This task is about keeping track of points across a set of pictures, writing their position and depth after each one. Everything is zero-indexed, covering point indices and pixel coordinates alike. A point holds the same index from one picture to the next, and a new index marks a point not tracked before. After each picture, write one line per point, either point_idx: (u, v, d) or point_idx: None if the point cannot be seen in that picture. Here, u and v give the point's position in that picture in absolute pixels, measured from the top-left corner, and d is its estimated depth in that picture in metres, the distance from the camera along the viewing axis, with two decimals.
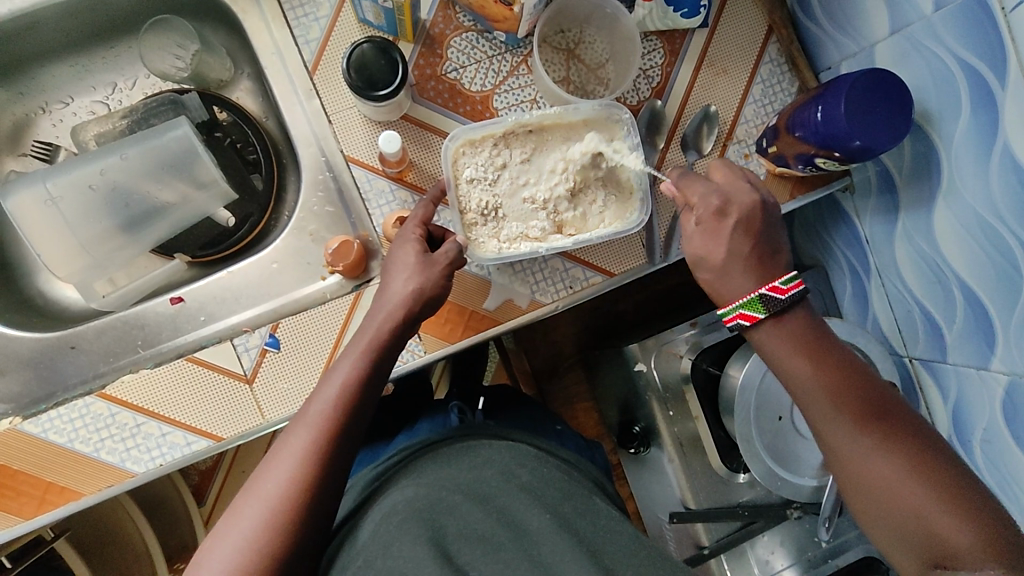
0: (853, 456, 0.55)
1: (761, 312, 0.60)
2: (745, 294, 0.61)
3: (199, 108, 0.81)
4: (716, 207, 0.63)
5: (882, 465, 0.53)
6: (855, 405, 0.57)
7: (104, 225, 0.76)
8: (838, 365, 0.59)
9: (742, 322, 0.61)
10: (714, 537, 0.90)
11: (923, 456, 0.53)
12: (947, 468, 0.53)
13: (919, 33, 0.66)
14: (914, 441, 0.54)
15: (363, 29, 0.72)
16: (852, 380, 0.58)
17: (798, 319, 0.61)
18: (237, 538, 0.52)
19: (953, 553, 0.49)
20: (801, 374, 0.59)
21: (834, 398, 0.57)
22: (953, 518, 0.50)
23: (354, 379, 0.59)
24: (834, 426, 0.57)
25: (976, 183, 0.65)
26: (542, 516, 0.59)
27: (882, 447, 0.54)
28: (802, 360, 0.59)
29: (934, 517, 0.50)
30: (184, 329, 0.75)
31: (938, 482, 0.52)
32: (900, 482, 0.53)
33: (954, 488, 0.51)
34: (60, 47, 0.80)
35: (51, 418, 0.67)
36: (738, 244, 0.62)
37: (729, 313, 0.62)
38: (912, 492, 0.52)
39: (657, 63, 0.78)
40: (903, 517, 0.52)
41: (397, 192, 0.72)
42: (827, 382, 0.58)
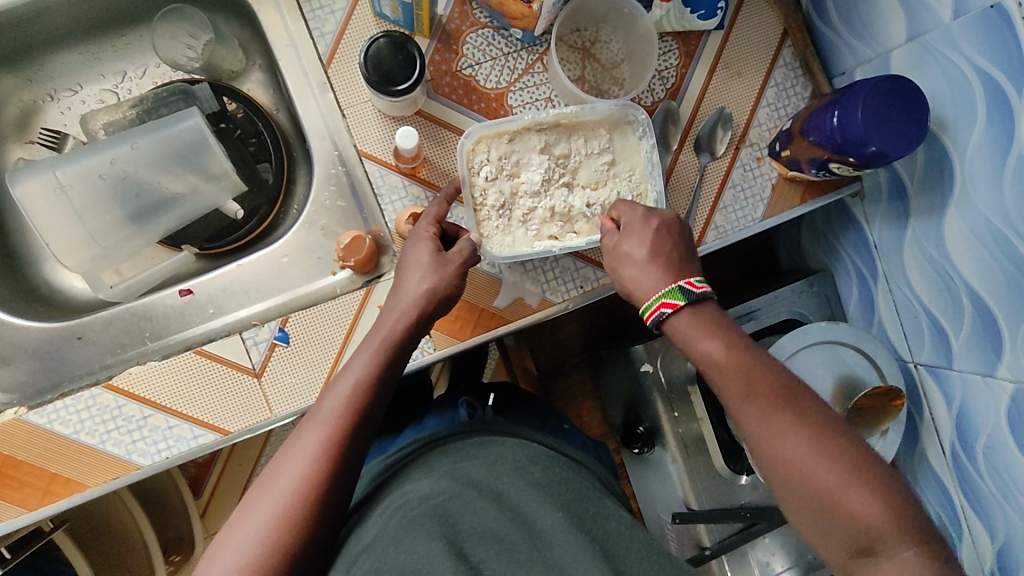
0: (771, 447, 0.54)
1: (680, 300, 0.59)
2: (660, 288, 0.60)
3: (210, 98, 0.81)
4: (641, 212, 0.64)
5: (799, 454, 0.53)
6: (766, 388, 0.55)
7: (111, 215, 0.75)
8: (749, 350, 0.58)
9: (662, 313, 0.59)
10: (715, 538, 0.90)
11: (835, 440, 0.53)
12: (852, 444, 0.53)
13: (936, 41, 0.66)
14: (823, 424, 0.54)
15: (379, 23, 0.71)
16: (764, 367, 0.57)
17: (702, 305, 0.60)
18: (249, 534, 0.51)
19: (871, 535, 0.50)
20: (716, 364, 0.57)
21: (748, 381, 0.56)
22: (866, 498, 0.51)
23: (368, 374, 0.59)
24: (750, 417, 0.55)
25: (989, 192, 0.65)
26: (554, 514, 0.59)
27: (798, 434, 0.53)
28: (717, 351, 0.57)
29: (850, 501, 0.51)
30: (192, 321, 0.75)
31: (849, 463, 0.52)
32: (813, 465, 0.52)
33: (864, 469, 0.52)
34: (70, 33, 0.79)
35: (57, 409, 0.67)
36: (659, 244, 0.63)
37: (650, 306, 0.60)
38: (825, 474, 0.52)
39: (673, 64, 0.78)
40: (820, 502, 0.52)
41: (409, 188, 0.72)
42: (741, 372, 0.56)
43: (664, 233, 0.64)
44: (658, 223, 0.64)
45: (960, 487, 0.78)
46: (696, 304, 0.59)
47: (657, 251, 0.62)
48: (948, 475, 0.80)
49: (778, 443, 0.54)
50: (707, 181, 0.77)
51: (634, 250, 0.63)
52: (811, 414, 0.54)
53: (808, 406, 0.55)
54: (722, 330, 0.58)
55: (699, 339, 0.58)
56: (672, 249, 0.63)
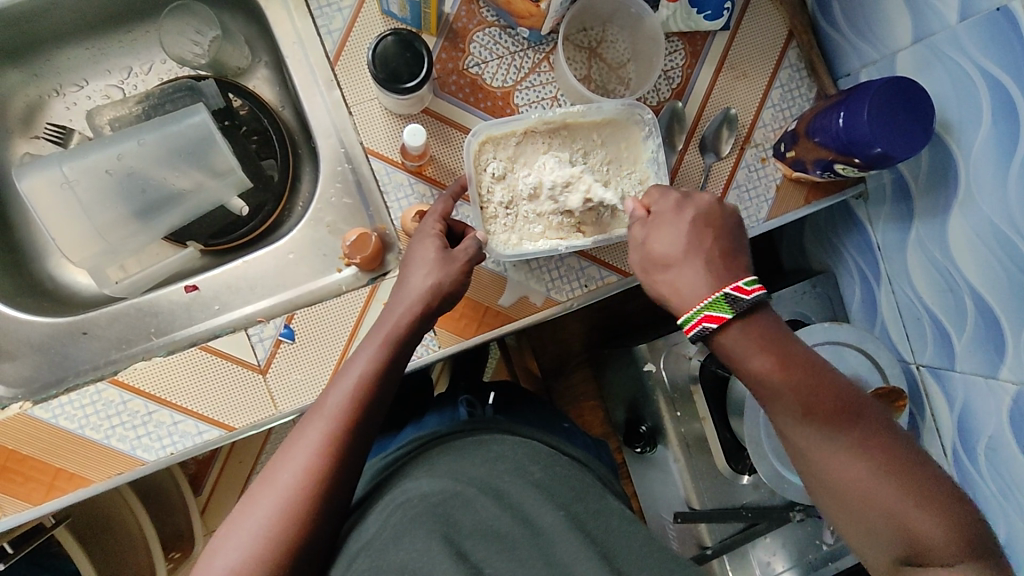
0: (829, 465, 0.54)
1: (727, 313, 0.57)
2: (705, 296, 0.58)
3: (216, 95, 0.81)
4: (674, 202, 0.62)
5: (860, 473, 0.53)
6: (823, 404, 0.55)
7: (117, 211, 0.75)
8: (805, 366, 0.57)
9: (707, 326, 0.57)
10: (716, 537, 0.91)
11: (896, 458, 0.53)
12: (909, 460, 0.53)
13: (942, 43, 0.67)
14: (884, 443, 0.54)
15: (386, 21, 0.71)
16: (822, 383, 0.56)
17: (758, 315, 0.58)
18: (253, 528, 0.52)
19: (927, 551, 0.51)
20: (772, 382, 0.56)
21: (803, 398, 0.55)
22: (924, 516, 0.51)
23: (373, 371, 0.59)
24: (807, 435, 0.55)
25: (992, 193, 0.66)
26: (555, 513, 0.59)
27: (858, 453, 0.54)
28: (773, 368, 0.56)
29: (912, 520, 0.51)
30: (198, 317, 0.75)
31: (905, 480, 0.52)
32: (869, 483, 0.53)
33: (926, 488, 0.52)
34: (76, 29, 0.79)
35: (62, 404, 0.67)
36: (696, 238, 0.60)
37: (692, 317, 0.58)
38: (882, 492, 0.52)
39: (679, 65, 0.78)
40: (876, 520, 0.52)
41: (415, 186, 0.72)
42: (798, 389, 0.56)
43: (702, 226, 0.61)
44: (694, 216, 0.61)
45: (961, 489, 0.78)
46: (753, 317, 0.57)
47: (695, 247, 0.60)
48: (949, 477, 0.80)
49: (834, 461, 0.54)
50: (712, 181, 0.77)
51: (668, 249, 0.61)
52: (868, 430, 0.54)
53: (867, 423, 0.55)
54: (778, 345, 0.57)
55: (755, 355, 0.56)
56: (713, 242, 0.61)
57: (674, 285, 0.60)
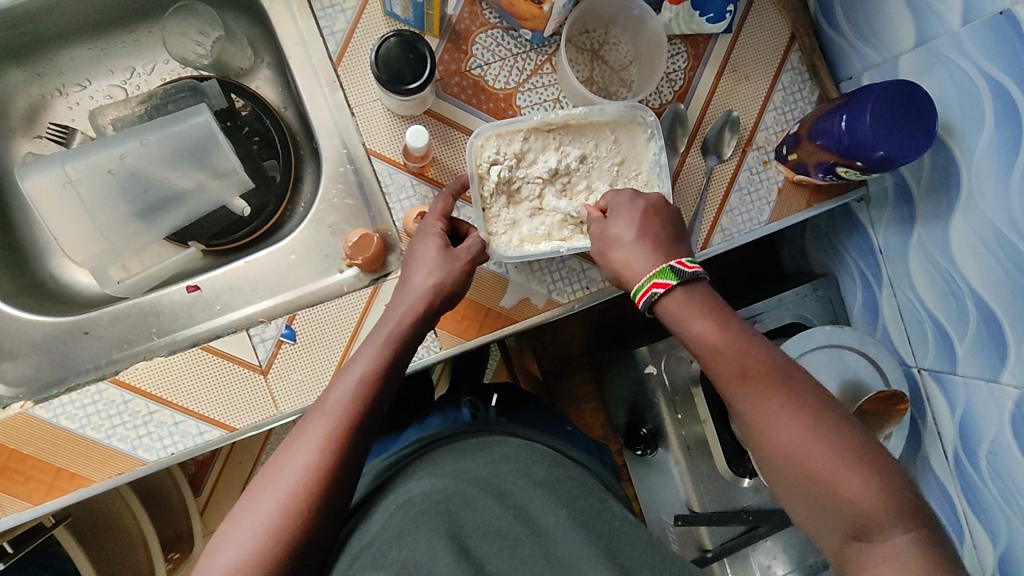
0: (764, 428, 0.54)
1: (671, 279, 0.58)
2: (652, 268, 0.59)
3: (219, 95, 0.81)
4: (627, 196, 0.65)
5: (792, 436, 0.52)
6: (760, 371, 0.55)
7: (120, 210, 0.75)
8: (743, 332, 0.57)
9: (654, 293, 0.58)
10: (716, 541, 0.91)
11: (831, 423, 0.53)
12: (848, 427, 0.52)
13: (945, 46, 0.67)
14: (819, 407, 0.53)
15: (389, 22, 0.71)
16: (759, 349, 0.56)
17: (698, 286, 0.59)
18: (253, 525, 0.51)
19: (864, 518, 0.49)
20: (710, 346, 0.56)
21: (740, 364, 0.55)
22: (858, 480, 0.50)
23: (375, 370, 0.59)
24: (746, 400, 0.55)
25: (994, 195, 0.66)
26: (557, 512, 0.59)
27: (791, 416, 0.53)
28: (710, 331, 0.56)
29: (845, 484, 0.50)
30: (199, 318, 0.75)
31: (841, 446, 0.51)
32: (804, 446, 0.52)
33: (859, 452, 0.51)
34: (79, 29, 0.79)
35: (63, 403, 0.67)
36: (647, 226, 0.62)
37: (643, 286, 0.59)
38: (817, 457, 0.51)
39: (681, 67, 0.78)
40: (813, 485, 0.51)
41: (417, 187, 0.72)
42: (735, 353, 0.56)
43: (652, 215, 0.63)
44: (646, 206, 0.63)
45: (962, 492, 0.78)
46: (692, 284, 0.58)
47: (644, 232, 0.61)
48: (950, 480, 0.80)
49: (770, 425, 0.53)
50: (713, 183, 0.77)
51: (621, 233, 0.62)
52: (805, 396, 0.54)
53: (803, 388, 0.54)
54: (715, 310, 0.57)
55: (693, 319, 0.57)
56: (662, 230, 0.62)
57: (624, 267, 0.61)
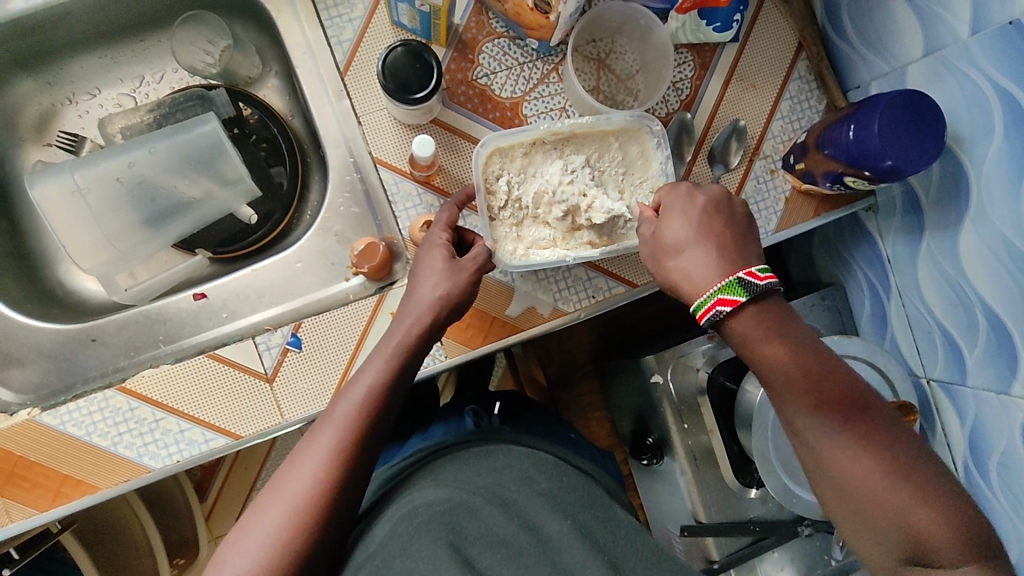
0: (831, 457, 0.53)
1: (741, 295, 0.55)
2: (719, 280, 0.57)
3: (227, 104, 0.81)
4: (683, 194, 0.63)
5: (862, 467, 0.52)
6: (830, 395, 0.54)
7: (128, 218, 0.75)
8: (813, 355, 0.56)
9: (722, 310, 0.56)
10: (724, 551, 0.90)
11: (899, 452, 0.52)
12: (916, 457, 0.52)
13: (953, 56, 0.66)
14: (888, 438, 0.53)
15: (395, 31, 0.72)
16: (828, 373, 0.55)
17: (770, 304, 0.57)
18: (260, 536, 0.51)
19: (929, 549, 0.50)
20: (780, 369, 0.55)
21: (810, 388, 0.54)
22: (926, 512, 0.50)
23: (382, 381, 0.59)
24: (814, 425, 0.54)
25: (1004, 206, 0.65)
26: (562, 522, 0.59)
27: (861, 445, 0.53)
28: (781, 355, 0.55)
29: (915, 518, 0.50)
30: (205, 325, 0.75)
31: (910, 476, 0.51)
32: (872, 476, 0.52)
33: (928, 486, 0.51)
34: (89, 38, 0.79)
35: (70, 410, 0.67)
36: (707, 225, 0.60)
37: (706, 302, 0.57)
38: (886, 487, 0.51)
39: (687, 76, 0.78)
40: (878, 514, 0.51)
41: (424, 196, 0.72)
42: (804, 378, 0.55)
43: (713, 215, 0.61)
44: (707, 203, 0.61)
45: (974, 506, 0.77)
46: (764, 303, 0.56)
47: (705, 232, 0.60)
48: None
49: (838, 452, 0.53)
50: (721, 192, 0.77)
51: (676, 234, 0.60)
52: (875, 422, 0.53)
53: (872, 417, 0.54)
54: (786, 332, 0.56)
55: (764, 341, 0.56)
56: (725, 229, 0.60)
57: (686, 273, 0.59)
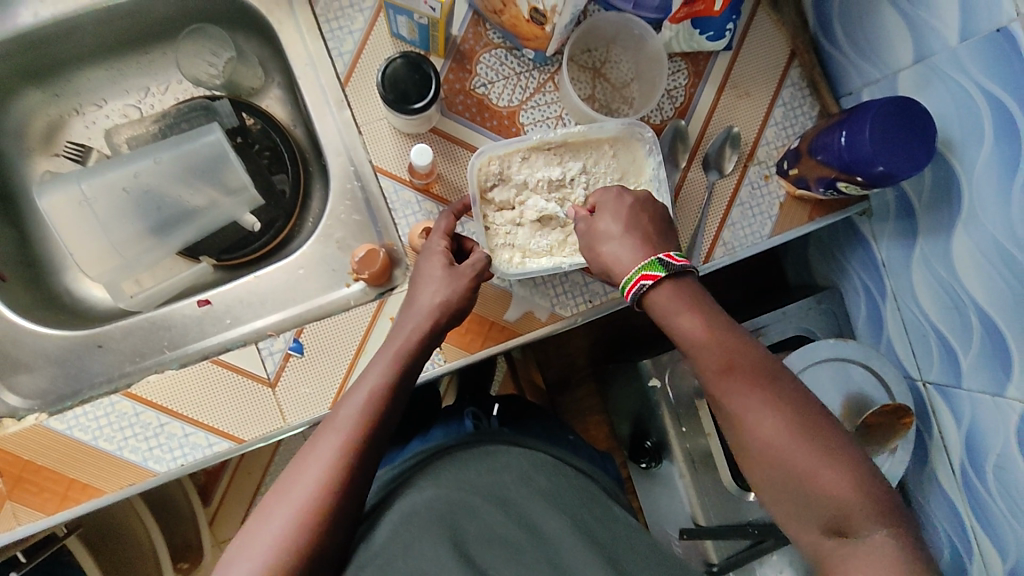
0: (746, 424, 0.55)
1: (660, 271, 0.59)
2: (642, 259, 0.60)
3: (230, 114, 0.83)
4: (613, 193, 0.65)
5: (775, 432, 0.54)
6: (743, 366, 0.56)
7: (134, 226, 0.77)
8: (727, 326, 0.58)
9: (643, 284, 0.59)
10: (723, 554, 0.90)
11: (809, 418, 0.55)
12: (825, 423, 0.55)
13: (943, 62, 0.68)
14: (800, 404, 0.55)
15: (395, 43, 0.73)
16: (742, 344, 0.57)
17: (682, 282, 0.59)
18: (266, 539, 0.52)
19: (842, 510, 0.52)
20: (697, 341, 0.57)
21: (724, 360, 0.56)
22: (836, 474, 0.52)
23: (383, 386, 0.60)
24: (729, 395, 0.56)
25: (996, 210, 0.66)
26: (561, 521, 0.60)
27: (772, 412, 0.54)
28: (698, 327, 0.57)
29: (825, 480, 0.52)
30: (209, 331, 0.77)
31: (820, 441, 0.54)
32: (785, 441, 0.54)
33: (836, 449, 0.53)
34: (97, 51, 0.81)
35: (77, 415, 0.68)
36: (636, 220, 0.63)
37: (632, 278, 0.60)
38: (797, 451, 0.53)
39: (681, 84, 0.79)
40: (792, 478, 0.53)
41: (423, 204, 0.73)
42: (719, 349, 0.57)
43: (640, 210, 0.64)
44: (634, 201, 0.64)
45: (969, 506, 0.78)
46: (680, 279, 0.59)
47: (634, 226, 0.62)
48: (958, 494, 0.79)
49: (753, 421, 0.55)
50: (715, 198, 0.78)
51: (608, 227, 0.63)
52: (787, 391, 0.56)
53: (784, 385, 0.56)
54: (701, 305, 0.58)
55: (680, 313, 0.58)
56: (650, 223, 0.63)
57: (614, 257, 0.62)
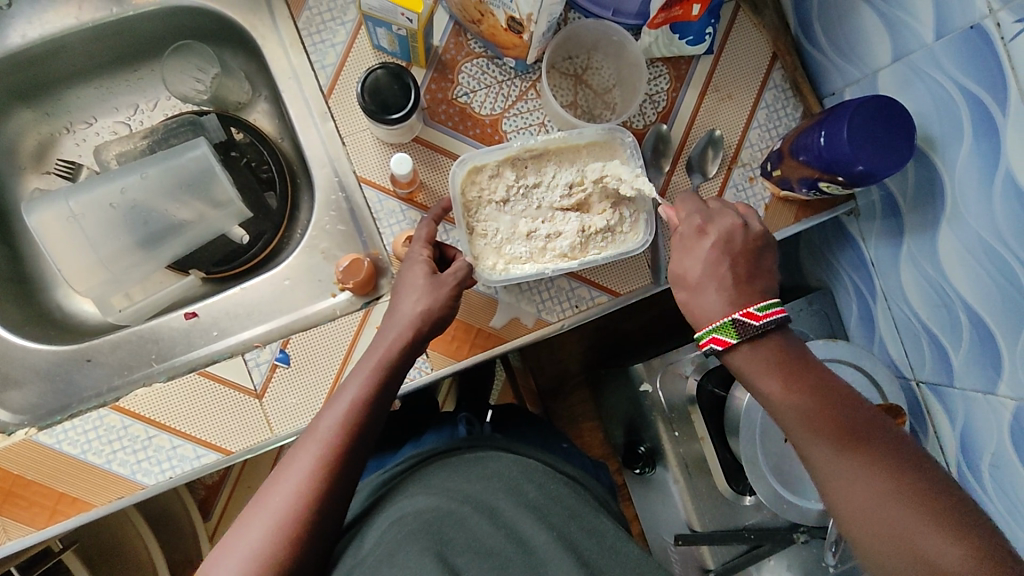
0: (841, 489, 0.53)
1: (734, 337, 0.59)
2: (718, 318, 0.60)
3: (218, 129, 0.84)
4: (696, 224, 0.64)
5: (872, 497, 0.51)
6: (833, 426, 0.55)
7: (122, 241, 0.78)
8: (817, 386, 0.57)
9: (716, 348, 0.60)
10: (720, 560, 0.88)
11: (913, 482, 0.51)
12: (935, 488, 0.51)
13: (921, 61, 0.68)
14: (897, 465, 0.52)
15: (377, 55, 0.74)
16: (833, 404, 0.56)
17: (767, 343, 0.59)
18: (245, 550, 0.52)
19: None
20: (780, 403, 0.57)
21: (813, 420, 0.55)
22: (948, 545, 0.48)
23: (365, 395, 0.60)
24: (822, 457, 0.54)
25: (978, 207, 0.66)
26: (547, 533, 0.59)
27: (868, 476, 0.52)
28: (779, 387, 0.57)
29: (932, 549, 0.48)
30: (197, 343, 0.77)
31: (928, 506, 0.50)
32: (885, 506, 0.51)
33: (946, 515, 0.49)
34: (86, 69, 0.83)
35: (66, 429, 0.69)
36: (715, 265, 0.62)
37: (703, 338, 0.61)
38: (900, 517, 0.50)
39: (663, 88, 0.79)
40: (897, 547, 0.50)
41: (407, 212, 0.74)
42: (806, 410, 0.56)
43: (721, 250, 0.62)
44: (714, 241, 0.63)
45: None
46: (764, 338, 0.59)
47: (710, 273, 0.62)
48: None
49: (848, 485, 0.53)
50: None
51: (689, 269, 0.63)
52: (886, 453, 0.53)
53: (881, 446, 0.53)
54: (784, 366, 0.58)
55: (762, 375, 0.58)
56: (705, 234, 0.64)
57: (694, 304, 0.62)
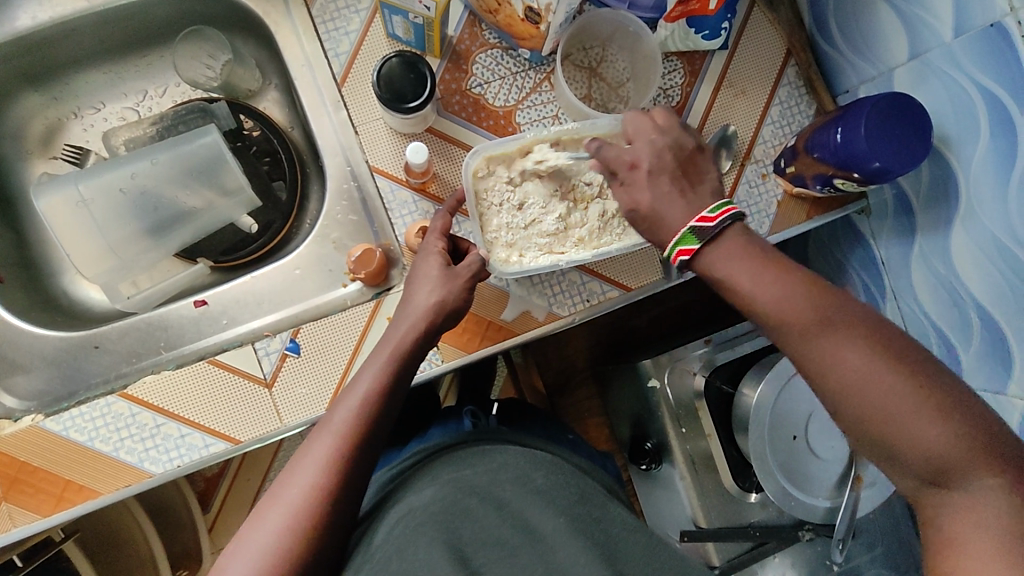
0: (821, 370, 0.52)
1: (694, 244, 0.56)
2: (677, 230, 0.58)
3: (228, 116, 0.84)
4: (628, 161, 0.61)
5: (857, 376, 0.50)
6: (811, 313, 0.52)
7: (131, 228, 0.77)
8: (793, 277, 0.54)
9: (682, 260, 0.57)
10: (725, 557, 0.89)
11: (895, 357, 0.50)
12: (919, 361, 0.50)
13: (938, 58, 0.68)
14: (878, 341, 0.51)
15: (391, 44, 0.74)
16: (812, 293, 0.53)
17: (733, 237, 0.56)
18: (261, 542, 0.52)
19: (940, 460, 0.47)
20: (756, 300, 0.54)
21: (789, 310, 0.53)
22: (931, 419, 0.48)
23: (378, 387, 0.59)
24: (800, 343, 0.53)
25: (993, 207, 0.66)
26: (556, 520, 0.59)
27: (849, 356, 0.50)
28: (751, 281, 0.54)
29: (913, 424, 0.48)
30: (206, 332, 0.76)
31: (911, 380, 0.49)
32: (866, 382, 0.50)
33: (929, 387, 0.48)
34: (95, 53, 0.82)
35: (73, 416, 0.68)
36: (660, 186, 0.59)
37: (669, 255, 0.58)
38: (880, 394, 0.49)
39: (677, 83, 0.79)
40: (877, 421, 0.49)
41: (419, 203, 0.73)
42: (784, 303, 0.53)
43: (659, 173, 0.59)
44: (650, 168, 0.59)
45: None
46: (722, 234, 0.56)
47: (661, 196, 0.59)
48: None
49: (827, 366, 0.51)
50: None
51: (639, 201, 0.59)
52: (866, 331, 0.51)
53: (867, 327, 0.51)
54: (755, 257, 0.55)
55: (735, 273, 0.55)
56: (675, 182, 0.59)
57: (656, 229, 0.59)
